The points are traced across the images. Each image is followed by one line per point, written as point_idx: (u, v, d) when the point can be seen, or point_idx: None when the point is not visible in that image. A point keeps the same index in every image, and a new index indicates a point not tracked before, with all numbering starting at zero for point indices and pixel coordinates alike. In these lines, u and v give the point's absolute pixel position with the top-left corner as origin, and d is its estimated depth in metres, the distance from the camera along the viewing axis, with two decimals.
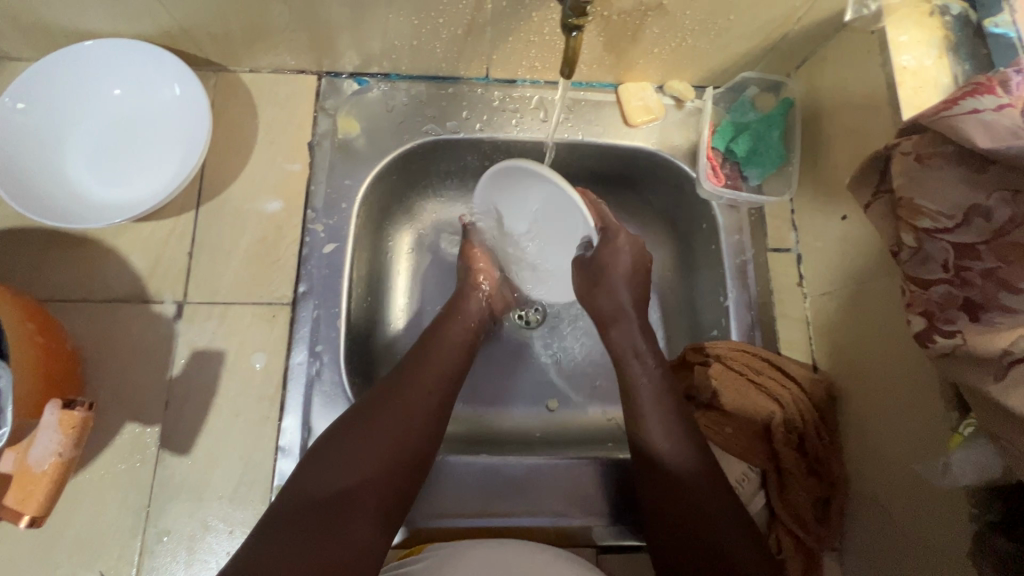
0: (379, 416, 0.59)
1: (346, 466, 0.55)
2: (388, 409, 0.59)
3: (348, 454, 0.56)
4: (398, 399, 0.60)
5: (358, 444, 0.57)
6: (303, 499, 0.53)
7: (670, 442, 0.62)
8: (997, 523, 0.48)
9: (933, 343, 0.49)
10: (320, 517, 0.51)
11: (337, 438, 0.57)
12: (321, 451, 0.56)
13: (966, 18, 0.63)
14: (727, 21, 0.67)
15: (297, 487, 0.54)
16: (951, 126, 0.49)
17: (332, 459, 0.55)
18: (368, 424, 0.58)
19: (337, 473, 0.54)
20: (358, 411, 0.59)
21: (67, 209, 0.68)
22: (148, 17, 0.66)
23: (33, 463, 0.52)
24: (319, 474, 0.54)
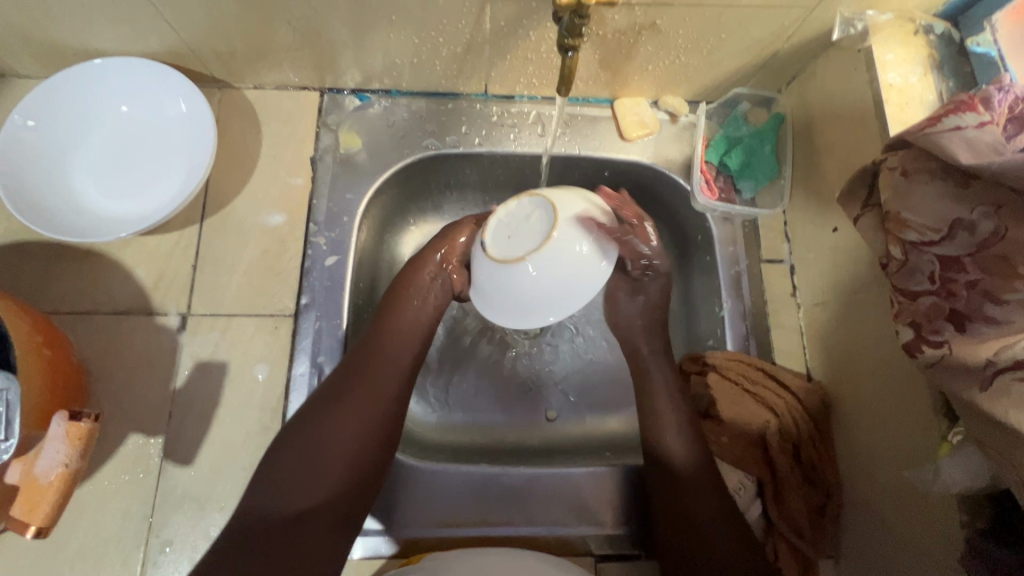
0: (320, 428, 0.60)
1: (295, 483, 0.58)
2: (330, 420, 0.60)
3: (294, 469, 0.58)
4: (338, 409, 0.61)
5: (302, 459, 0.58)
6: (254, 517, 0.56)
7: (676, 449, 0.65)
8: (984, 530, 0.49)
9: (921, 353, 0.50)
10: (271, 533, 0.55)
11: (285, 451, 0.59)
12: (271, 465, 0.59)
13: (949, 37, 0.65)
14: (719, 40, 0.69)
15: (253, 502, 0.57)
16: (934, 142, 0.51)
17: (279, 474, 0.58)
18: (310, 436, 0.59)
19: (289, 490, 0.57)
20: (311, 413, 0.61)
21: (74, 222, 0.69)
22: (155, 37, 0.68)
23: (40, 473, 0.53)
24: (271, 492, 0.57)
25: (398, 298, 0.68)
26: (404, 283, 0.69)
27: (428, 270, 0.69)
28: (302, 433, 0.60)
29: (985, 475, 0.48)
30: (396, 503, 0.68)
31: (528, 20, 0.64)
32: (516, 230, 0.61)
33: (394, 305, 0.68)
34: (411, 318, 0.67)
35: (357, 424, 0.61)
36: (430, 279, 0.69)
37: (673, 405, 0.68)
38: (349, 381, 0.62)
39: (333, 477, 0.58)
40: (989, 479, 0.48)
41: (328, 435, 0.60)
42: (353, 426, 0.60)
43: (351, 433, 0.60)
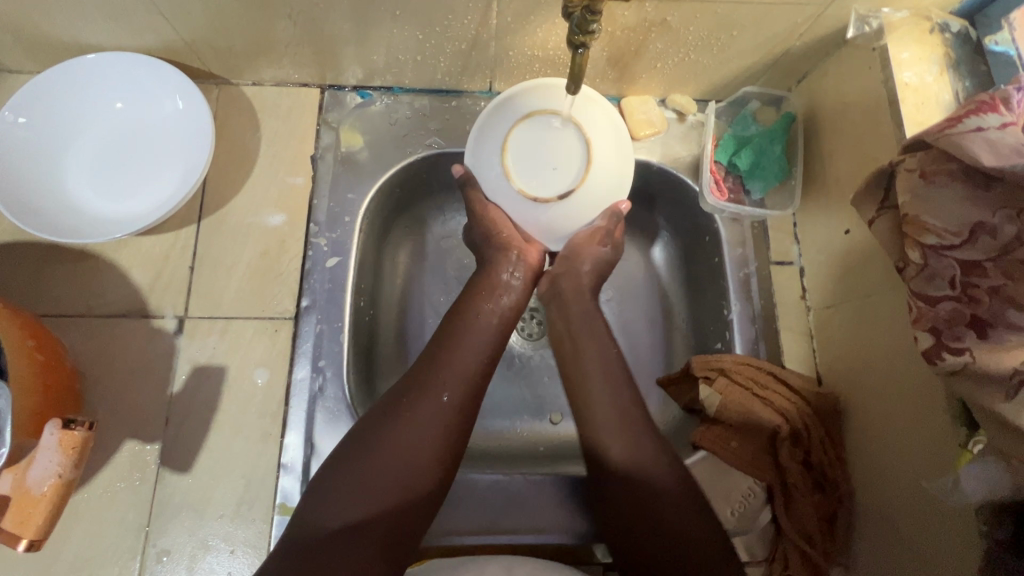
0: (394, 434, 0.56)
1: (360, 490, 0.52)
2: (408, 422, 0.57)
3: (364, 476, 0.53)
4: (412, 415, 0.57)
5: (372, 466, 0.54)
6: (309, 529, 0.50)
7: (610, 449, 0.60)
8: (1010, 540, 0.48)
9: (942, 361, 0.49)
10: (329, 543, 0.49)
11: (354, 459, 0.54)
12: (340, 468, 0.54)
13: (966, 35, 0.63)
14: (730, 37, 0.68)
15: (307, 514, 0.52)
16: (955, 143, 0.49)
17: (342, 490, 0.52)
18: (387, 441, 0.55)
19: (356, 498, 0.52)
20: (373, 428, 0.56)
21: (67, 223, 0.67)
22: (151, 32, 0.66)
23: (32, 484, 0.51)
24: (335, 500, 0.52)
25: (473, 297, 0.68)
26: (483, 281, 0.69)
27: (505, 270, 0.70)
28: (373, 440, 0.55)
29: (1005, 488, 0.47)
30: None
31: (536, 16, 0.62)
32: (541, 167, 0.68)
33: (467, 306, 0.67)
34: (486, 326, 0.66)
35: (430, 430, 0.57)
36: (511, 278, 0.69)
37: (612, 401, 0.63)
38: (421, 388, 0.59)
39: (401, 485, 0.54)
40: (1010, 493, 0.47)
41: (403, 439, 0.56)
42: (432, 433, 0.57)
43: (424, 441, 0.56)
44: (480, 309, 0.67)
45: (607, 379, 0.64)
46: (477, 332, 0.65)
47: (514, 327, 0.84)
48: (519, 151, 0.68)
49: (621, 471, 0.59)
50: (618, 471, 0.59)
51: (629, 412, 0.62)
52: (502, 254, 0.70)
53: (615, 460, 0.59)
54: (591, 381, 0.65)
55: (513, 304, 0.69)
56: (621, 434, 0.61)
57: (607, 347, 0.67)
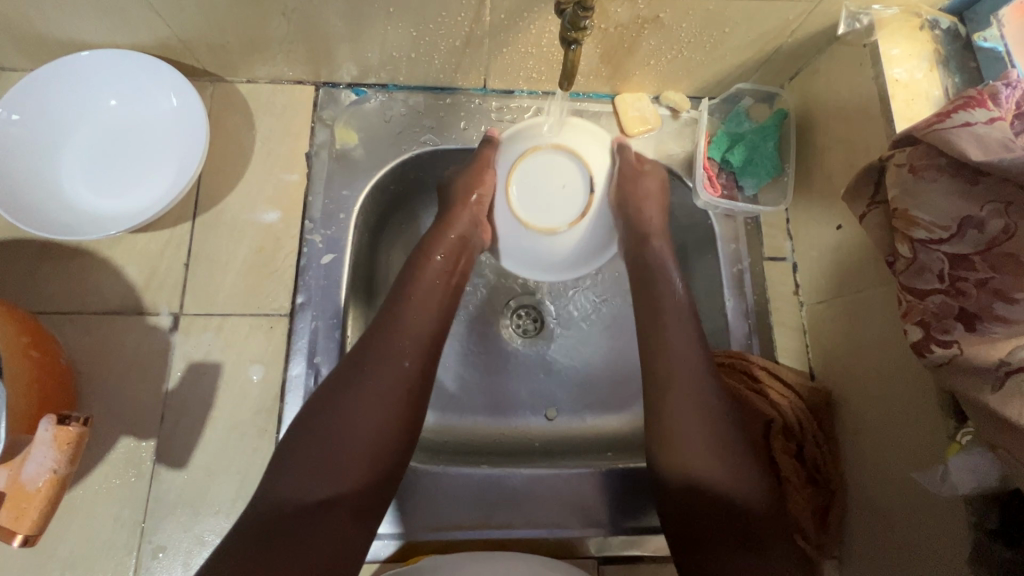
0: (348, 406, 0.56)
1: (321, 466, 0.53)
2: (363, 392, 0.57)
3: (323, 451, 0.54)
4: (367, 386, 0.57)
5: (329, 440, 0.54)
6: (274, 505, 0.51)
7: (710, 472, 0.56)
8: (996, 531, 0.49)
9: (931, 353, 0.49)
10: (296, 521, 0.51)
11: (308, 433, 0.55)
12: (297, 444, 0.54)
13: (956, 32, 0.63)
14: (722, 34, 0.68)
15: (271, 492, 0.52)
16: (944, 138, 0.50)
17: (304, 463, 0.53)
18: (341, 413, 0.55)
19: (316, 473, 0.53)
20: (332, 397, 0.57)
21: (61, 220, 0.67)
22: (145, 30, 0.66)
23: (26, 480, 0.51)
24: (299, 474, 0.53)
25: (424, 261, 0.68)
26: (430, 241, 0.70)
27: (456, 229, 0.70)
28: (331, 409, 0.56)
29: (996, 477, 0.48)
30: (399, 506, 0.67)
31: (529, 13, 0.62)
32: (553, 196, 0.67)
33: (416, 269, 0.67)
34: (433, 289, 0.67)
35: (388, 397, 0.57)
36: (458, 238, 0.70)
37: (699, 414, 0.59)
38: (376, 358, 0.59)
39: (365, 460, 0.55)
40: (1000, 481, 0.48)
41: (359, 411, 0.56)
42: (383, 400, 0.57)
43: (380, 412, 0.56)
44: (429, 274, 0.67)
45: (694, 390, 0.61)
46: (425, 298, 0.66)
47: (509, 324, 0.84)
48: (524, 197, 0.68)
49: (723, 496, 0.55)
50: (716, 493, 0.56)
51: (719, 423, 0.59)
52: (461, 212, 0.70)
53: (715, 481, 0.56)
54: (675, 395, 0.60)
55: (460, 264, 0.70)
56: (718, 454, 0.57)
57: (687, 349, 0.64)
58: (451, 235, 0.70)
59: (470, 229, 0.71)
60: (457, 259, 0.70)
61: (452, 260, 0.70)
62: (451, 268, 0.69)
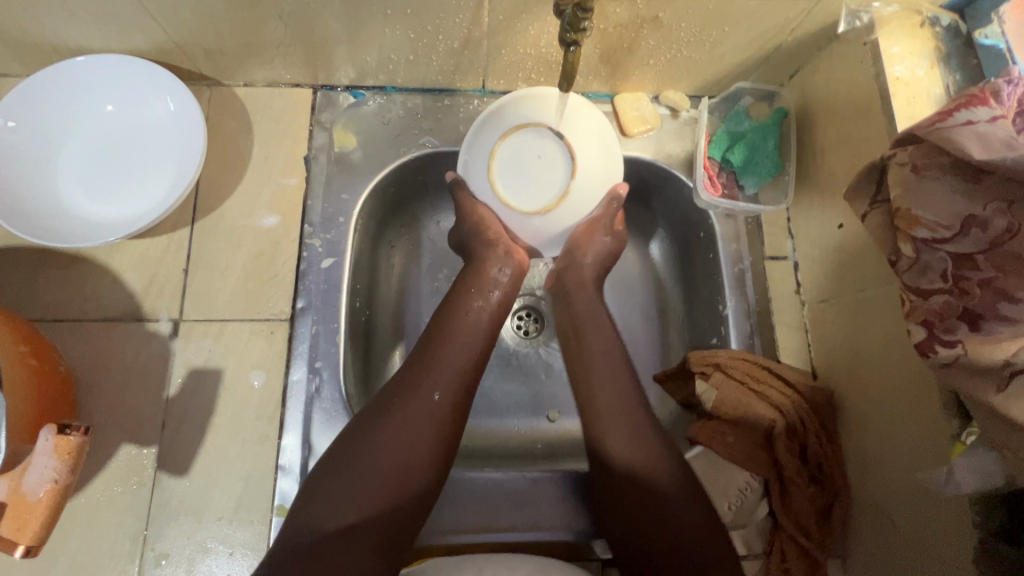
0: (386, 434, 0.57)
1: (357, 491, 0.54)
2: (403, 421, 0.58)
3: (362, 475, 0.54)
4: (405, 416, 0.58)
5: (369, 467, 0.55)
6: (303, 531, 0.51)
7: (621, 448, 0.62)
8: (1002, 531, 0.49)
9: (935, 353, 0.49)
10: (329, 545, 0.50)
11: (343, 462, 0.55)
12: (331, 470, 0.55)
13: (956, 29, 0.63)
14: (722, 33, 0.68)
15: (303, 518, 0.52)
16: (946, 137, 0.49)
17: (335, 490, 0.53)
18: (382, 439, 0.56)
19: (350, 499, 0.53)
20: (366, 425, 0.58)
21: (58, 227, 0.67)
22: (141, 34, 0.66)
23: (28, 490, 0.51)
24: (324, 505, 0.53)
25: (463, 294, 0.69)
26: (471, 276, 0.71)
27: (494, 264, 0.71)
28: (363, 439, 0.57)
29: (1000, 475, 0.48)
30: None
31: (527, 14, 0.62)
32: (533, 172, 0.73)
33: (456, 304, 0.68)
34: (472, 322, 0.67)
35: (419, 428, 0.58)
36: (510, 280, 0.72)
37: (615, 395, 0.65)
38: (414, 387, 0.61)
39: (397, 485, 0.55)
40: (1003, 479, 0.48)
41: (399, 437, 0.57)
42: (422, 430, 0.58)
43: (416, 440, 0.58)
44: (468, 308, 0.68)
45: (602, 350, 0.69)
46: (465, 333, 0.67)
47: (511, 326, 0.84)
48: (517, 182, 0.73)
49: (631, 476, 0.60)
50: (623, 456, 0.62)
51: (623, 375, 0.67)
52: (491, 245, 0.72)
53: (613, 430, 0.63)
54: (592, 377, 0.67)
55: (498, 299, 0.71)
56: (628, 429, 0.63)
57: (607, 345, 0.69)
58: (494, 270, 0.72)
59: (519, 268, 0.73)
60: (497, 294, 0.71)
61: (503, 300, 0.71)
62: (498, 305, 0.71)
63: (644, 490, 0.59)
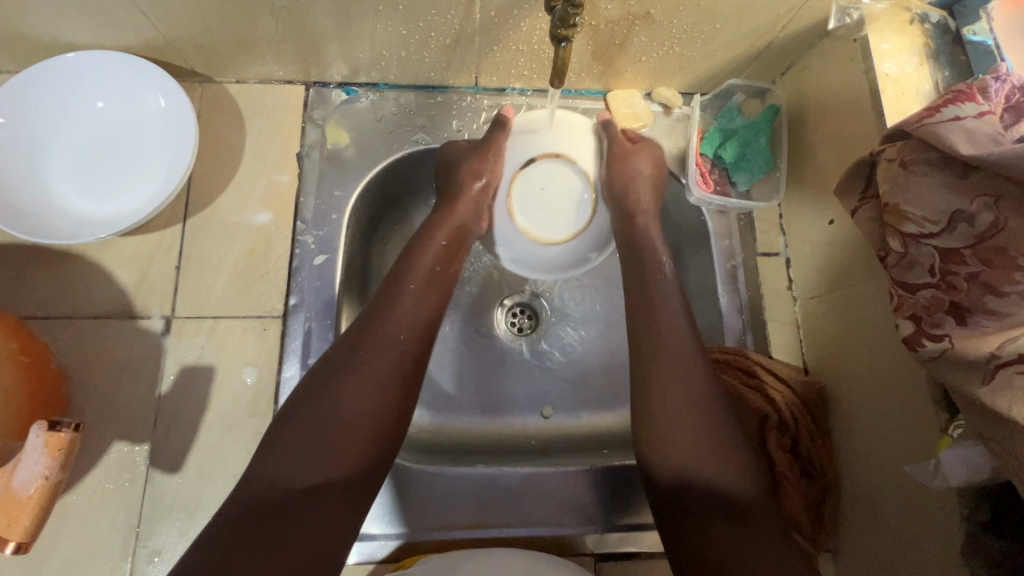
0: (344, 392, 0.54)
1: (318, 451, 0.51)
2: (359, 374, 0.55)
3: (319, 436, 0.52)
4: (363, 370, 0.56)
5: (331, 421, 0.53)
6: (264, 492, 0.49)
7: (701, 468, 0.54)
8: (986, 522, 0.50)
9: (922, 347, 0.50)
10: (292, 505, 0.49)
11: (300, 418, 0.53)
12: (288, 427, 0.52)
13: (945, 26, 0.63)
14: (713, 29, 0.68)
15: (262, 473, 0.50)
16: (932, 133, 0.50)
17: (298, 447, 0.51)
18: (338, 396, 0.54)
19: (313, 456, 0.51)
20: (327, 379, 0.55)
21: (49, 224, 0.67)
22: (132, 31, 0.65)
23: (19, 487, 0.51)
24: (287, 460, 0.51)
25: (422, 244, 0.67)
26: (430, 228, 0.69)
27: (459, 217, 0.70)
28: (325, 391, 0.54)
29: (988, 469, 0.48)
30: (397, 506, 0.67)
31: (519, 11, 0.62)
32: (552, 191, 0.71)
33: (413, 254, 0.66)
34: (428, 273, 0.65)
35: (384, 382, 0.56)
36: (458, 225, 0.70)
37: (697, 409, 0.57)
38: (376, 338, 0.58)
39: (359, 444, 0.53)
40: (991, 473, 0.48)
41: (356, 393, 0.54)
42: (381, 385, 0.56)
43: (381, 394, 0.55)
44: (428, 254, 0.66)
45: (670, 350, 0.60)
46: (424, 284, 0.64)
47: (505, 323, 0.84)
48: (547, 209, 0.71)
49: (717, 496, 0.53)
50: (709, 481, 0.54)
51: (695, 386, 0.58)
52: (464, 198, 0.71)
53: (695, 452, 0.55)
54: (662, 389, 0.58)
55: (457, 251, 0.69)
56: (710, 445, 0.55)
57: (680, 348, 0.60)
58: (452, 220, 0.69)
59: (470, 218, 0.71)
60: (455, 247, 0.69)
61: (453, 248, 0.69)
62: (449, 255, 0.68)
63: (734, 517, 0.52)
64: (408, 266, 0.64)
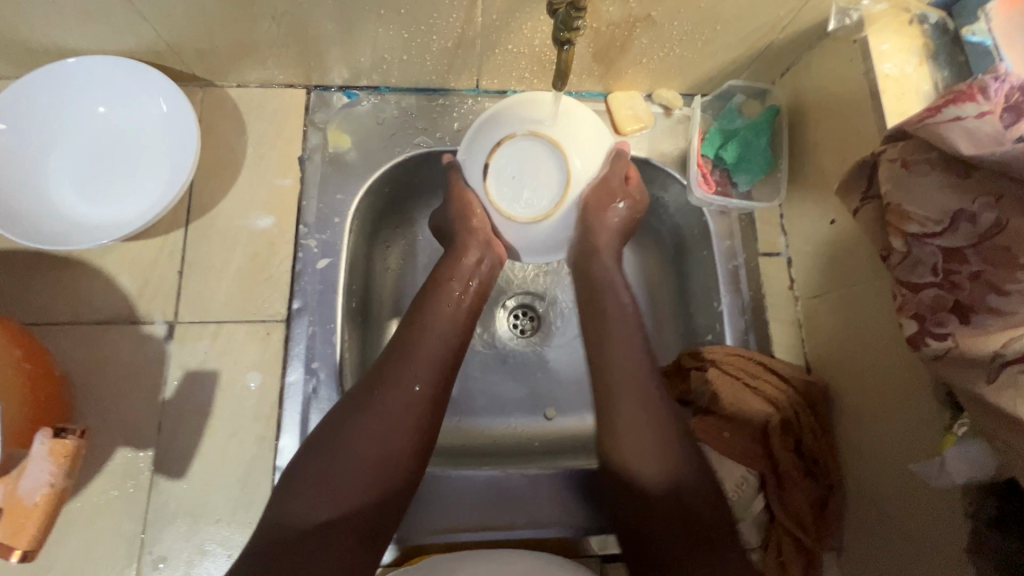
0: (361, 429, 0.56)
1: (340, 483, 0.53)
2: (381, 410, 0.57)
3: (339, 468, 0.54)
4: (380, 404, 0.57)
5: (349, 458, 0.54)
6: (285, 525, 0.51)
7: (650, 480, 0.58)
8: (993, 521, 0.49)
9: (927, 346, 0.50)
10: (302, 542, 0.50)
11: (320, 451, 0.54)
12: (308, 459, 0.54)
13: (944, 27, 0.64)
14: (714, 31, 0.68)
15: (280, 511, 0.52)
16: (936, 132, 0.50)
17: (316, 483, 0.53)
18: (359, 431, 0.55)
19: (327, 492, 0.52)
20: (348, 411, 0.57)
21: (51, 230, 0.66)
22: (133, 36, 0.65)
23: (24, 495, 0.51)
24: (303, 499, 0.52)
25: (440, 286, 0.68)
26: (447, 266, 0.69)
27: (471, 254, 0.70)
28: (341, 429, 0.56)
29: (991, 469, 0.48)
30: (404, 509, 0.67)
31: (520, 13, 0.62)
32: (529, 176, 0.67)
33: (431, 296, 0.67)
34: (448, 316, 0.66)
35: (397, 415, 0.57)
36: (473, 262, 0.70)
37: (639, 402, 0.62)
38: (392, 372, 0.60)
39: (378, 478, 0.55)
40: (995, 473, 0.48)
41: (379, 428, 0.56)
42: (397, 415, 0.57)
43: (391, 429, 0.56)
44: (444, 296, 0.67)
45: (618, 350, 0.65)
46: (445, 323, 0.65)
47: (506, 325, 0.84)
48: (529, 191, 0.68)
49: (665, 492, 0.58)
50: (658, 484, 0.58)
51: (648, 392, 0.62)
52: (472, 234, 0.70)
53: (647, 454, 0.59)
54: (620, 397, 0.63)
55: (474, 288, 0.69)
56: (671, 461, 0.59)
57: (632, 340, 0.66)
58: (464, 259, 0.69)
59: (483, 250, 0.71)
60: (471, 282, 0.69)
61: (467, 284, 0.69)
62: (463, 291, 0.69)
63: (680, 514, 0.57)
64: (429, 306, 0.66)
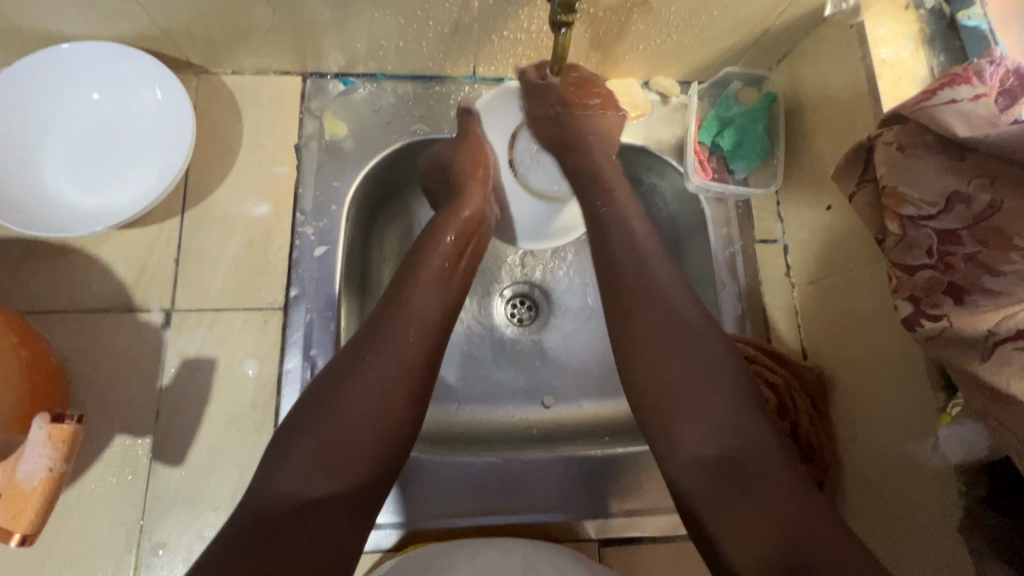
0: (351, 394, 0.54)
1: (333, 451, 0.51)
2: (370, 373, 0.55)
3: (334, 437, 0.51)
4: (371, 371, 0.55)
5: (340, 428, 0.52)
6: (279, 498, 0.48)
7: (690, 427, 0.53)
8: (986, 498, 0.51)
9: (920, 327, 0.50)
10: (292, 517, 0.47)
11: (309, 425, 0.52)
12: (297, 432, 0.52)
13: (939, 12, 0.64)
14: (711, 17, 0.68)
15: (266, 483, 0.50)
16: (930, 115, 0.50)
17: (308, 453, 0.50)
18: (348, 395, 0.53)
19: (318, 463, 0.50)
20: (336, 382, 0.55)
21: (45, 217, 0.66)
22: (127, 21, 0.65)
23: (22, 480, 0.51)
24: (293, 473, 0.50)
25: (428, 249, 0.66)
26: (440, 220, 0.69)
27: (468, 208, 0.70)
28: (330, 397, 0.53)
29: (985, 446, 0.50)
30: (403, 494, 0.68)
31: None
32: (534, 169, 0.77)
33: (424, 248, 0.66)
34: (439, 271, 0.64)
35: (391, 382, 0.55)
36: (470, 216, 0.70)
37: (691, 367, 0.55)
38: (383, 341, 0.57)
39: (370, 447, 0.53)
40: (988, 449, 0.50)
41: (360, 393, 0.54)
42: (391, 382, 0.55)
43: (383, 397, 0.54)
44: (437, 253, 0.65)
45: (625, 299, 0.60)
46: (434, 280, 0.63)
47: (504, 313, 0.84)
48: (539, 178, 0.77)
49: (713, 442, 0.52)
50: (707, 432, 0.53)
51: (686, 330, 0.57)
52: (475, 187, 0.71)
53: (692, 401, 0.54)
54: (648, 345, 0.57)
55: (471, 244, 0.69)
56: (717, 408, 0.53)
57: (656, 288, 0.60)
58: (462, 212, 0.69)
59: (482, 207, 0.72)
60: (467, 239, 0.69)
61: (463, 241, 0.69)
62: (459, 249, 0.68)
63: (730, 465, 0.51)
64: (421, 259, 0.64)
